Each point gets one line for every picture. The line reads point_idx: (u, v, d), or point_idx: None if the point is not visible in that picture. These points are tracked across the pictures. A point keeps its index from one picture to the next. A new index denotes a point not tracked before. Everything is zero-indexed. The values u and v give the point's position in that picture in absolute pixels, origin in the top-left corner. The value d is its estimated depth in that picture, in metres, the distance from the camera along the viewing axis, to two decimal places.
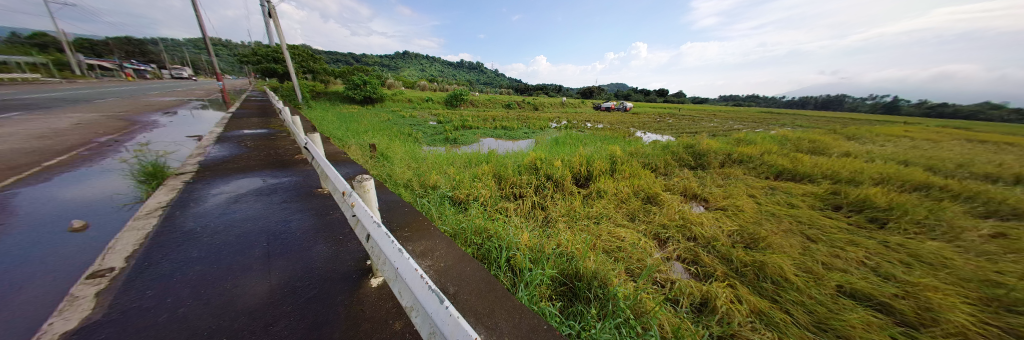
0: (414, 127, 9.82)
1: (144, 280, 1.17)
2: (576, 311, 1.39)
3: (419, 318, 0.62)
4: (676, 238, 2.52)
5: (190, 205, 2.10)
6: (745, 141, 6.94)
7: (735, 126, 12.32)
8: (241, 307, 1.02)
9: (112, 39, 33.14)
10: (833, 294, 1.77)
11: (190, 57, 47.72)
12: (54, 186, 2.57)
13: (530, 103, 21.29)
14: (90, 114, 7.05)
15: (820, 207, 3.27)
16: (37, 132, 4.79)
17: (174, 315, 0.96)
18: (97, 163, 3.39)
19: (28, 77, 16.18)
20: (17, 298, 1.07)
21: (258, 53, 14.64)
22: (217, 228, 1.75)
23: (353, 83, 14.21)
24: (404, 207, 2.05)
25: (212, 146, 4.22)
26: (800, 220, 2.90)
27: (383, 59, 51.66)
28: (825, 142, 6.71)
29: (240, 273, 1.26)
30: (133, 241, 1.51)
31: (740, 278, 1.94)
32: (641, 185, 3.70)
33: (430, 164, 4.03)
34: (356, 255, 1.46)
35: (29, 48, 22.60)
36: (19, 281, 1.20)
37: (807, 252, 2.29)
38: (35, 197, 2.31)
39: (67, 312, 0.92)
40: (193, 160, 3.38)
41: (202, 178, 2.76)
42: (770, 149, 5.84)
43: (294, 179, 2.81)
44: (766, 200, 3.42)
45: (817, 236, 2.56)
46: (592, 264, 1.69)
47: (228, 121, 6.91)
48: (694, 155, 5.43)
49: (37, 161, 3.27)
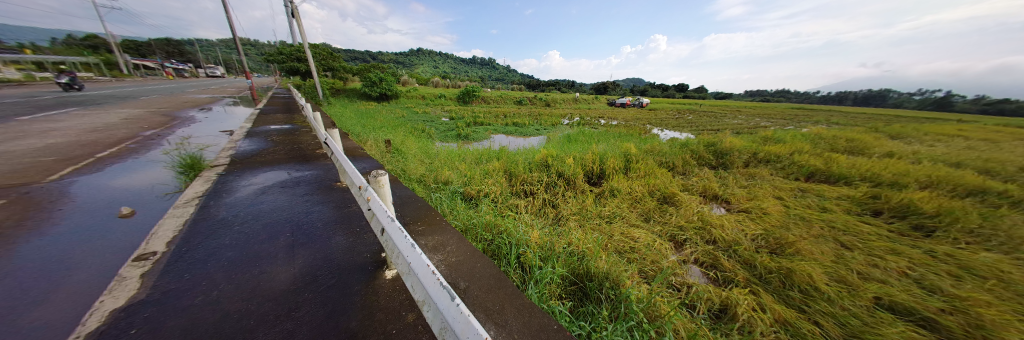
0: (428, 123, 9.99)
1: (182, 264, 1.27)
2: (587, 311, 1.37)
3: (430, 312, 0.62)
4: (694, 240, 2.42)
5: (223, 195, 2.26)
6: (772, 140, 6.49)
7: (763, 123, 11.53)
8: (267, 292, 1.08)
9: (157, 42, 36.10)
10: (870, 306, 1.62)
11: (224, 57, 51.20)
12: (105, 176, 2.84)
13: (543, 99, 21.06)
14: (135, 110, 7.68)
15: (856, 212, 3.02)
16: (90, 126, 5.29)
17: (209, 297, 1.04)
18: (142, 155, 3.71)
19: (83, 76, 17.95)
20: (77, 278, 1.21)
21: (283, 52, 15.45)
22: (248, 217, 1.87)
23: (370, 80, 14.65)
24: (417, 202, 2.09)
25: (241, 140, 4.49)
26: (834, 226, 2.67)
27: (399, 56, 53.15)
28: (864, 142, 6.15)
29: (266, 260, 1.34)
30: (173, 228, 1.65)
31: (764, 285, 1.83)
32: (657, 184, 3.57)
33: (442, 159, 4.10)
34: (372, 248, 1.50)
35: (82, 50, 24.88)
36: (78, 262, 1.35)
37: (841, 259, 2.11)
38: (89, 185, 2.57)
39: (117, 290, 1.02)
40: (226, 153, 3.64)
41: (234, 170, 2.95)
42: (801, 148, 5.43)
43: (316, 173, 2.95)
44: (794, 203, 3.21)
45: (852, 243, 2.36)
46: (604, 264, 1.66)
47: (257, 117, 7.33)
48: (715, 154, 5.15)
49: (91, 153, 3.61)
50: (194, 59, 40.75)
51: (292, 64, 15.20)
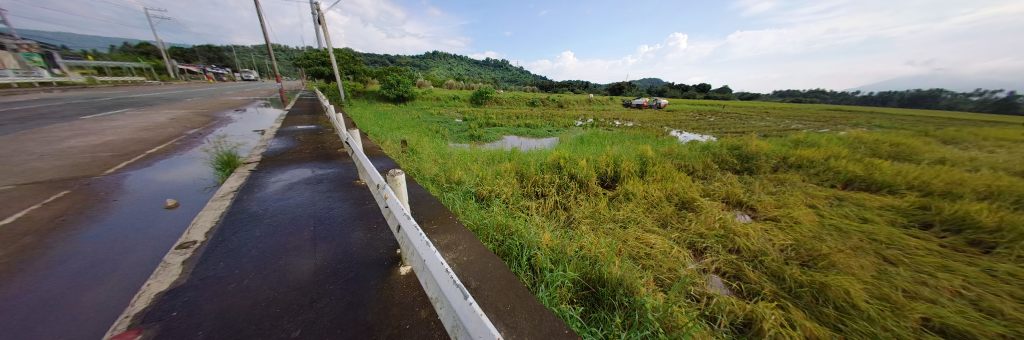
0: (442, 124, 10.21)
1: (218, 253, 1.38)
2: (599, 318, 1.33)
3: (443, 310, 0.63)
4: (716, 249, 2.30)
5: (255, 190, 2.43)
6: (804, 143, 6.04)
7: (792, 126, 10.78)
8: (291, 283, 1.14)
9: (200, 49, 39.48)
10: (917, 328, 1.45)
11: (257, 62, 55.17)
12: (154, 171, 3.14)
13: (556, 100, 20.89)
14: (180, 111, 8.44)
15: (902, 224, 2.74)
16: (142, 126, 5.87)
17: (240, 284, 1.12)
18: (186, 152, 4.07)
19: (138, 80, 19.96)
20: (131, 263, 1.35)
21: (310, 56, 16.44)
22: (276, 211, 2.00)
23: (388, 83, 15.21)
24: (431, 201, 2.13)
25: (272, 139, 4.81)
26: (876, 238, 2.44)
27: (415, 59, 54.93)
28: (912, 147, 5.58)
29: (291, 252, 1.42)
30: (211, 219, 1.79)
31: (794, 300, 1.70)
32: (675, 188, 3.43)
33: (456, 160, 4.17)
34: (388, 244, 1.55)
35: (138, 57, 27.68)
36: (131, 249, 1.50)
37: (883, 275, 1.92)
38: (141, 179, 2.85)
39: (162, 275, 1.13)
40: (257, 151, 3.91)
41: (265, 167, 3.16)
42: (838, 152, 5.01)
43: (337, 171, 3.09)
44: (830, 212, 2.96)
45: (897, 257, 2.14)
46: (617, 270, 1.61)
47: (286, 117, 7.82)
48: (739, 157, 4.87)
49: (143, 150, 4.01)
50: (231, 64, 44.24)
51: (317, 67, 16.11)
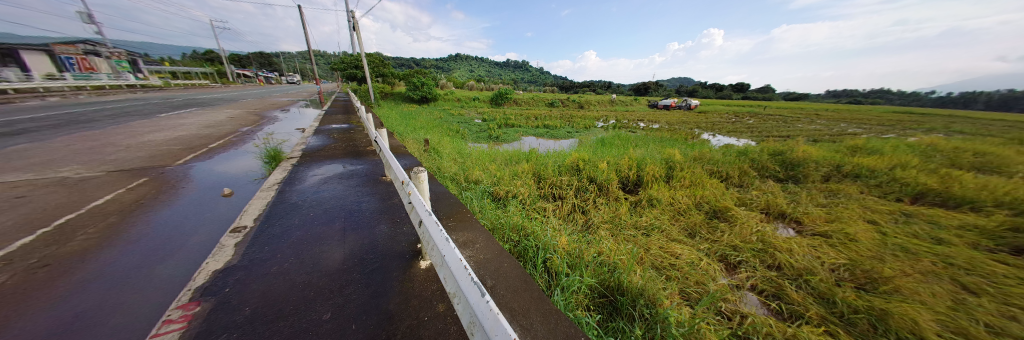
0: (463, 124, 10.48)
1: (264, 237, 1.54)
2: (617, 327, 1.28)
3: (460, 305, 0.64)
4: (752, 263, 2.10)
5: (295, 182, 2.67)
6: (862, 150, 5.32)
7: (848, 130, 9.53)
8: (322, 269, 1.24)
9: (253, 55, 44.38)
10: None
11: (299, 66, 60.86)
12: (213, 163, 3.57)
13: (576, 101, 20.48)
14: (235, 110, 9.57)
15: (987, 248, 2.31)
16: (205, 123, 6.73)
17: (281, 267, 1.24)
18: (239, 147, 4.59)
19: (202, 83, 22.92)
20: (193, 244, 1.55)
21: (344, 61, 17.78)
22: (312, 202, 2.18)
23: (413, 84, 15.95)
24: (450, 199, 2.20)
25: (310, 137, 5.27)
26: (954, 263, 2.07)
27: (438, 62, 57.16)
28: (1008, 156, 4.67)
29: (324, 241, 1.54)
30: (259, 208, 2.00)
31: (847, 327, 1.50)
32: (706, 196, 3.19)
33: (475, 159, 4.25)
34: (410, 238, 1.62)
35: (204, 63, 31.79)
36: (192, 231, 1.72)
37: (964, 306, 1.62)
38: (203, 170, 3.26)
39: (218, 256, 1.28)
40: (298, 147, 4.29)
41: (303, 162, 3.46)
42: (905, 161, 4.35)
43: (366, 167, 3.29)
44: (895, 230, 2.57)
45: (981, 286, 1.79)
46: (638, 279, 1.53)
47: (323, 117, 8.53)
48: (782, 164, 4.42)
49: (206, 144, 4.60)
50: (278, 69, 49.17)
51: (350, 70, 17.37)
